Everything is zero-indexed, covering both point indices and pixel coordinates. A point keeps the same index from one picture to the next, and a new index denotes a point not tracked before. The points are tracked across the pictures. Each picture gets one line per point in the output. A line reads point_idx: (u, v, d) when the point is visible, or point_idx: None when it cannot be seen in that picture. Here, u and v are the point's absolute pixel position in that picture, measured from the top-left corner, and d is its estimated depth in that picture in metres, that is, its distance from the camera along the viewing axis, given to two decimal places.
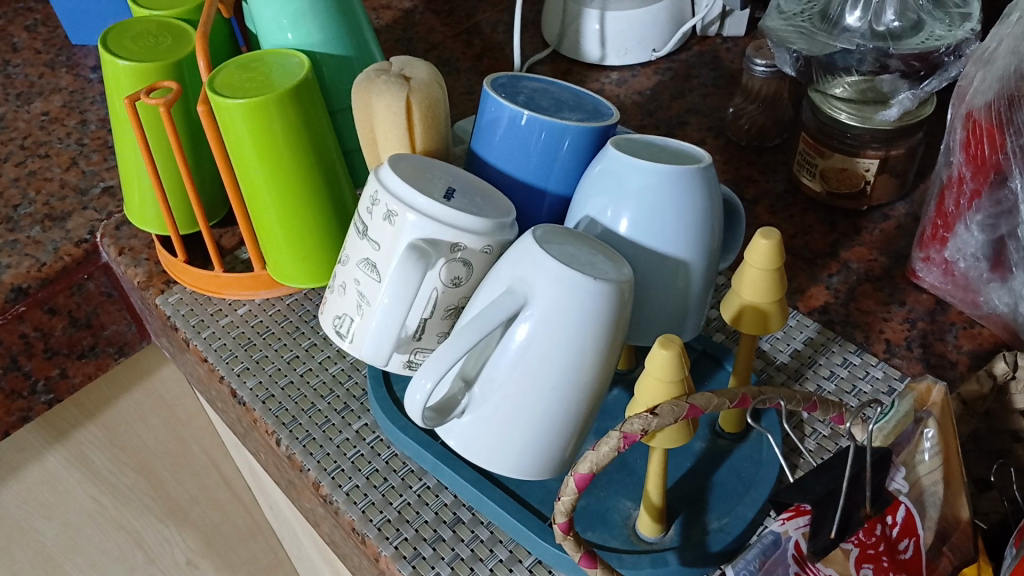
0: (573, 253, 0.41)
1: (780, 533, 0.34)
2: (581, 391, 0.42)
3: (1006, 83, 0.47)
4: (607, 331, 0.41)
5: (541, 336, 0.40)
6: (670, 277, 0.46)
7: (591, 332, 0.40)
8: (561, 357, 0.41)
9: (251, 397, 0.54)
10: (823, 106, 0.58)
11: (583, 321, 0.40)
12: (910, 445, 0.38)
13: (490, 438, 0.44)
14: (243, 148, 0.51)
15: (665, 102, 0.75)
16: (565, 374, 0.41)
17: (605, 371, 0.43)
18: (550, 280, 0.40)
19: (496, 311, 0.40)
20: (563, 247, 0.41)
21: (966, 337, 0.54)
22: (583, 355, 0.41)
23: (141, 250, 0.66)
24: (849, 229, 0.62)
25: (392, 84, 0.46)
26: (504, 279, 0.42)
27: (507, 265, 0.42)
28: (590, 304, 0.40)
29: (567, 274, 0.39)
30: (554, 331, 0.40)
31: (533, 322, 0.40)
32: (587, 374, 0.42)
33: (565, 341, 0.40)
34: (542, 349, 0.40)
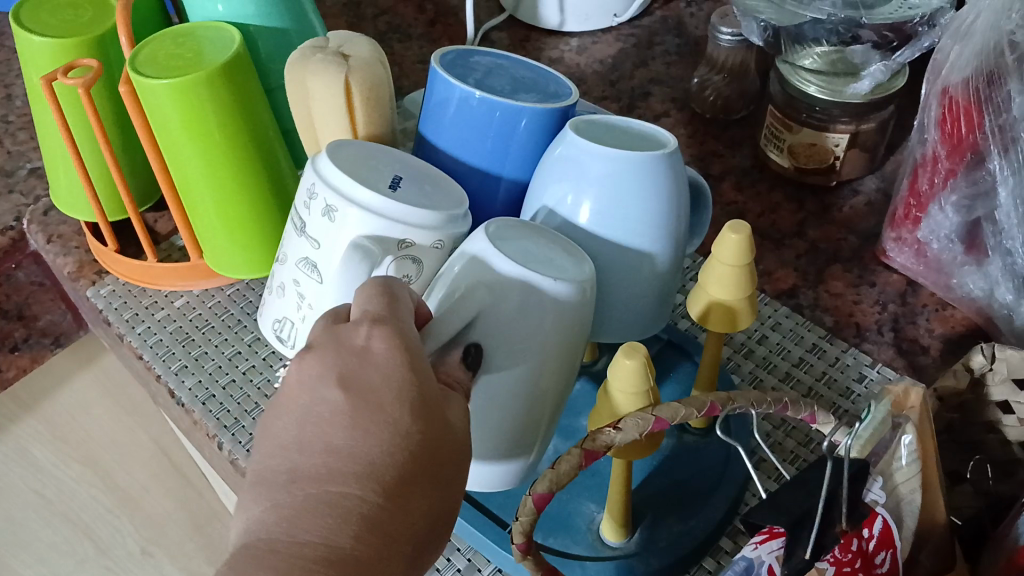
0: (527, 252, 0.39)
1: (753, 559, 0.32)
2: (540, 396, 0.40)
3: (984, 59, 0.45)
4: (569, 327, 0.39)
5: (497, 340, 0.37)
6: (633, 269, 0.43)
7: (549, 336, 0.38)
8: (520, 360, 0.38)
9: (190, 398, 0.51)
10: (792, 79, 0.55)
11: (543, 317, 0.38)
12: (888, 453, 0.35)
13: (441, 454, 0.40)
14: (171, 131, 0.47)
15: (627, 71, 0.72)
16: (527, 376, 0.39)
17: (564, 374, 0.40)
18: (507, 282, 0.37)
19: (449, 320, 0.36)
20: (519, 245, 0.39)
21: (938, 320, 0.52)
22: (542, 358, 0.39)
23: (71, 238, 0.61)
24: (817, 206, 0.60)
25: (329, 63, 0.42)
26: (450, 284, 0.38)
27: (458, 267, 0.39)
28: (549, 305, 0.38)
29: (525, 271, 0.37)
30: (510, 333, 0.37)
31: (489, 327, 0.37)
32: (545, 379, 0.39)
33: (523, 342, 0.38)
34: (497, 356, 0.38)
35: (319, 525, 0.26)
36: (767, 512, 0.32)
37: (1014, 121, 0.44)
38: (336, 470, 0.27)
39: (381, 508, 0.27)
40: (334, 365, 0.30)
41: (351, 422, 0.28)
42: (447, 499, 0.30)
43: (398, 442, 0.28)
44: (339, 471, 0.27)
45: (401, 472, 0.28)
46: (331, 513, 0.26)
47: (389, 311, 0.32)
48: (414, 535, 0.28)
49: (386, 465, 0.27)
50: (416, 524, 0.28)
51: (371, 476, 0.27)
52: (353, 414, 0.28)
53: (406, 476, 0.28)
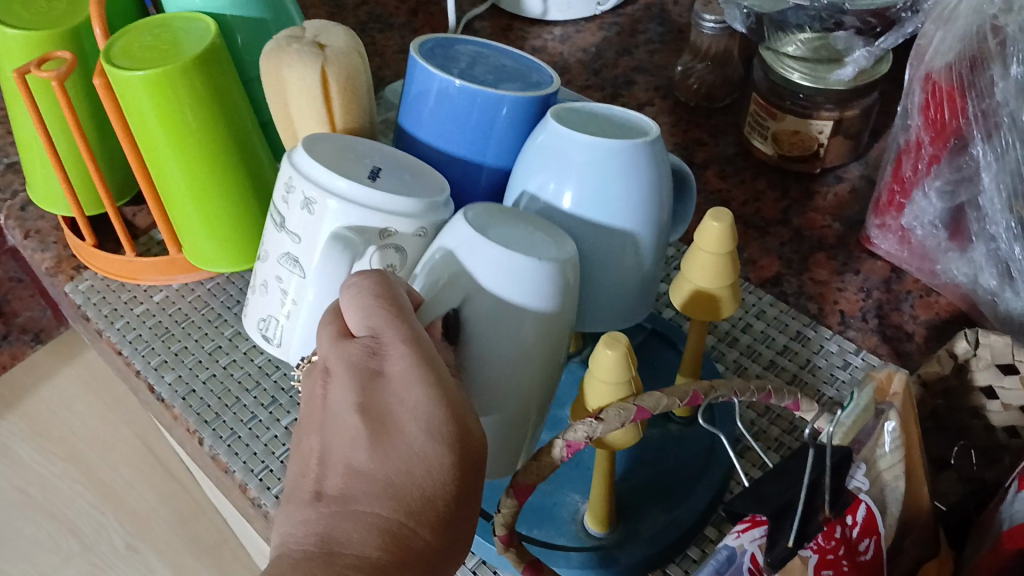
0: (510, 233, 0.38)
1: (735, 548, 0.31)
2: (529, 379, 0.39)
3: (966, 45, 0.44)
4: (556, 309, 0.38)
5: (481, 323, 0.37)
6: (618, 251, 0.43)
7: (535, 318, 0.38)
8: (507, 342, 0.38)
9: (170, 393, 0.50)
10: (775, 67, 0.55)
11: (527, 300, 0.37)
12: (872, 440, 0.35)
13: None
14: (146, 125, 0.46)
15: (611, 60, 0.72)
16: (516, 359, 0.38)
17: (552, 357, 0.40)
18: (490, 265, 0.37)
19: (433, 308, 0.37)
20: (501, 228, 0.38)
21: (923, 307, 0.52)
22: (529, 341, 0.38)
23: (49, 233, 0.61)
24: (801, 194, 0.60)
25: (305, 53, 0.41)
26: (431, 269, 0.38)
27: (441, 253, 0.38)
28: (533, 287, 0.37)
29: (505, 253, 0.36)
30: (495, 316, 0.37)
31: (473, 310, 0.37)
32: (533, 362, 0.39)
33: (509, 323, 0.37)
34: (483, 338, 0.37)
35: (347, 539, 0.28)
36: (749, 501, 0.32)
37: (996, 106, 0.44)
38: (362, 489, 0.30)
39: (403, 521, 0.29)
40: (352, 388, 0.32)
41: (370, 446, 0.30)
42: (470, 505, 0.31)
43: (417, 458, 0.30)
44: (365, 490, 0.30)
45: (424, 487, 0.30)
46: (360, 525, 0.29)
47: (398, 323, 0.33)
48: (439, 543, 0.29)
49: (408, 483, 0.30)
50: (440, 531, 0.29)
51: (390, 494, 0.29)
52: (371, 438, 0.31)
53: (426, 489, 0.30)
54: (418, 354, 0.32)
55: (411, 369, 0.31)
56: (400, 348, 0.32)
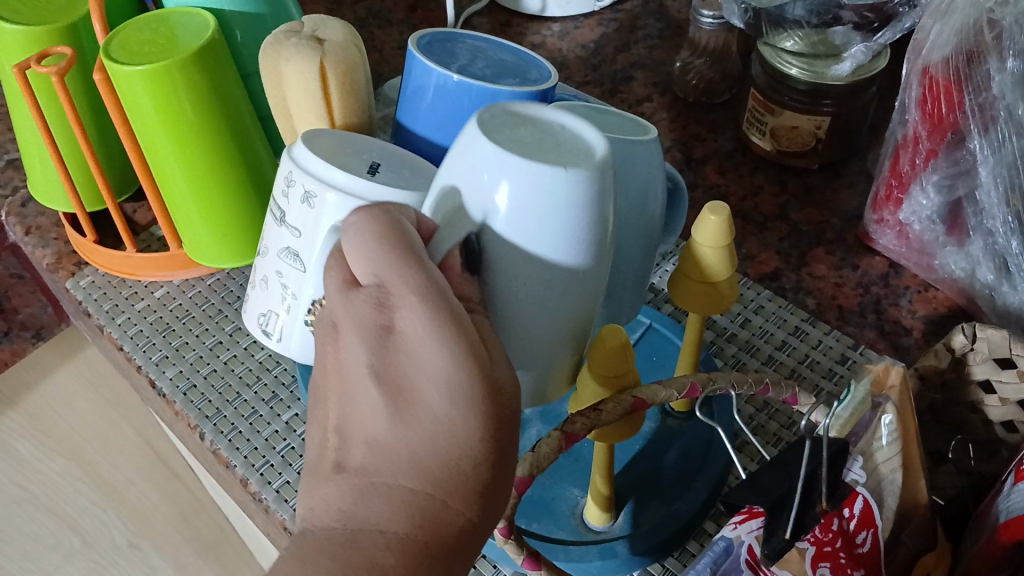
0: (537, 141, 0.32)
1: (733, 539, 0.31)
2: (577, 296, 0.34)
3: (963, 38, 0.44)
4: (596, 237, 0.33)
5: (506, 247, 0.32)
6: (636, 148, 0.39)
7: (574, 232, 0.32)
8: (534, 266, 0.33)
9: (171, 388, 0.50)
10: (774, 62, 0.55)
11: (554, 223, 0.32)
12: (868, 433, 0.35)
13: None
14: (145, 119, 0.46)
15: (609, 56, 0.72)
16: (546, 287, 0.33)
17: (600, 273, 0.35)
18: (511, 179, 0.31)
19: (448, 234, 0.32)
20: (517, 134, 0.32)
21: (920, 301, 0.52)
22: (571, 258, 0.33)
23: (49, 230, 0.61)
24: (799, 189, 0.60)
25: (303, 47, 0.41)
26: (448, 188, 0.33)
27: (455, 168, 0.33)
28: (567, 199, 0.31)
29: (526, 168, 0.31)
30: (522, 242, 0.32)
31: (496, 231, 0.32)
32: (581, 279, 0.34)
33: (536, 247, 0.32)
34: (516, 259, 0.32)
35: (373, 516, 0.26)
36: (746, 492, 0.32)
37: (993, 100, 0.44)
38: (385, 463, 0.27)
39: (431, 500, 0.26)
40: (365, 349, 0.29)
41: (389, 413, 0.28)
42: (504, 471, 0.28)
43: (440, 425, 0.27)
44: (389, 463, 0.27)
45: (451, 454, 0.27)
46: (387, 502, 0.26)
47: (405, 271, 0.29)
48: (469, 517, 0.27)
49: (433, 453, 0.27)
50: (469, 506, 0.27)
51: (414, 465, 0.27)
52: (390, 404, 0.28)
53: (452, 461, 0.27)
54: (431, 299, 0.29)
55: (425, 321, 0.28)
56: (412, 296, 0.29)
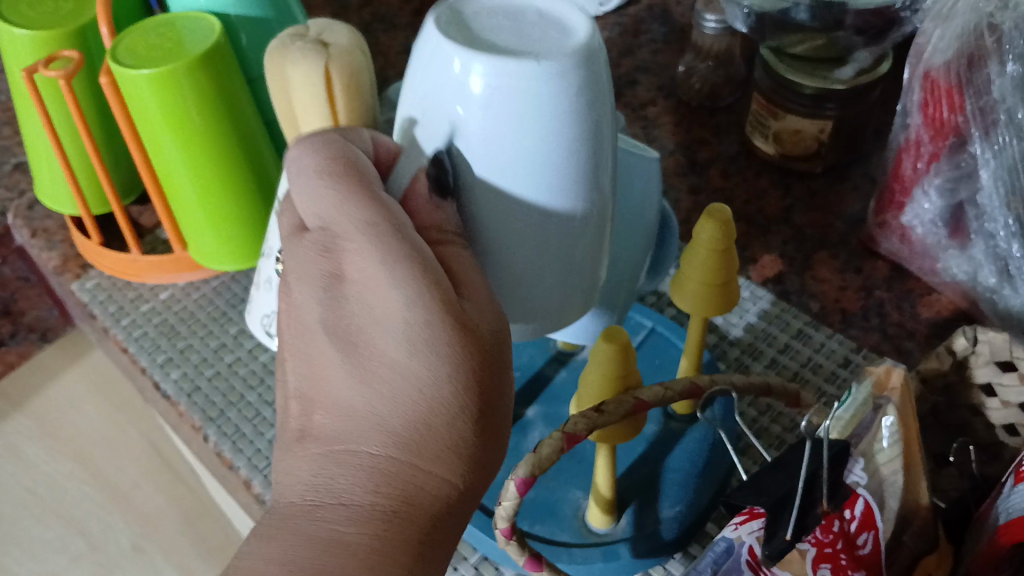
0: (498, 34, 0.30)
1: (734, 539, 0.32)
2: (581, 203, 0.32)
3: (965, 42, 0.45)
4: (586, 136, 0.30)
5: (480, 162, 0.30)
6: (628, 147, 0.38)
7: (560, 132, 0.30)
8: (517, 181, 0.30)
9: (175, 390, 0.51)
10: (779, 68, 0.55)
11: (525, 127, 0.29)
12: (869, 435, 0.35)
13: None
14: (151, 122, 0.47)
15: (614, 60, 0.72)
16: (538, 202, 0.31)
17: (600, 177, 0.32)
18: (478, 78, 0.28)
19: (407, 163, 0.32)
20: (484, 29, 0.30)
21: (924, 305, 0.52)
22: (566, 159, 0.30)
23: (56, 232, 0.61)
24: (803, 192, 0.60)
25: (309, 51, 0.40)
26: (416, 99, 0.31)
27: (422, 79, 0.30)
28: (543, 94, 0.29)
29: (480, 65, 0.28)
30: (500, 147, 0.30)
31: (465, 146, 0.30)
32: (580, 184, 0.31)
33: (512, 157, 0.30)
34: (502, 169, 0.30)
35: (339, 487, 0.28)
36: (749, 493, 0.32)
37: (994, 103, 0.44)
38: (353, 428, 0.28)
39: (402, 464, 0.27)
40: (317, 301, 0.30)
41: (350, 370, 0.29)
42: (489, 411, 0.29)
43: (402, 377, 0.28)
44: (357, 428, 0.28)
45: (422, 416, 0.28)
46: (355, 470, 0.28)
47: (349, 209, 0.29)
48: (448, 472, 0.28)
49: (398, 419, 0.28)
50: (447, 459, 0.28)
51: (379, 430, 0.28)
52: (354, 361, 0.29)
53: (419, 415, 0.28)
54: (387, 243, 0.29)
55: (379, 268, 0.28)
56: (362, 240, 0.29)
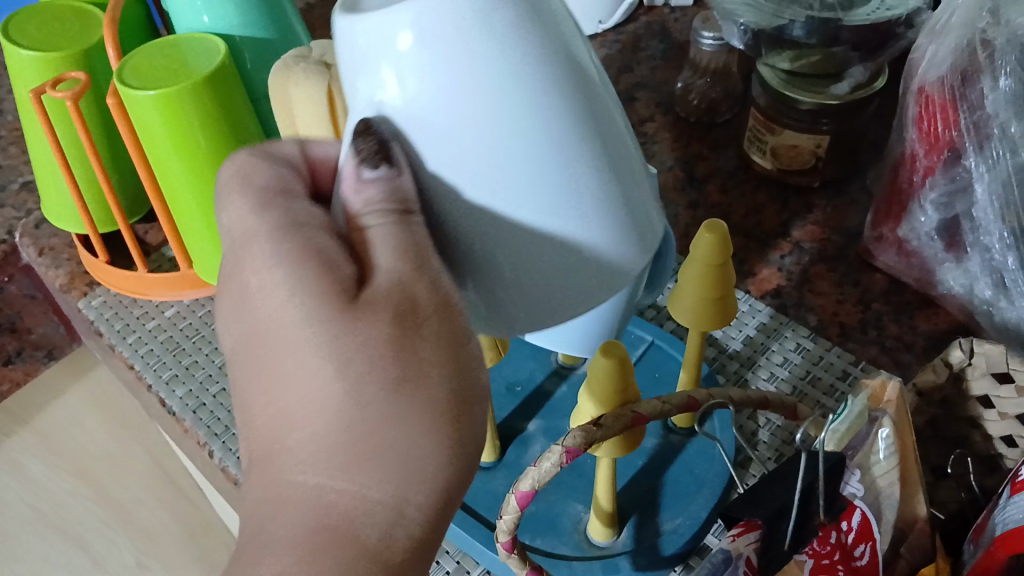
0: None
1: (731, 551, 0.31)
2: (582, 130, 0.25)
3: (958, 60, 0.46)
4: (543, 41, 0.24)
5: (437, 121, 0.24)
6: None
7: (513, 49, 0.24)
8: (496, 124, 0.24)
9: (181, 406, 0.51)
10: (774, 83, 0.56)
11: (474, 56, 0.23)
12: (865, 446, 0.36)
13: (495, 318, 0.29)
14: (157, 141, 0.48)
15: (613, 76, 0.73)
16: (528, 142, 0.24)
17: (582, 87, 0.25)
18: (391, 29, 0.23)
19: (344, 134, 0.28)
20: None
21: (922, 318, 0.53)
22: (536, 75, 0.24)
23: (62, 250, 0.62)
24: (801, 206, 0.60)
25: (310, 70, 0.40)
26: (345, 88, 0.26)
27: (341, 64, 0.25)
28: (467, 12, 0.23)
29: (381, 19, 0.23)
30: (452, 90, 0.24)
31: (413, 107, 0.24)
32: (570, 100, 0.25)
33: (473, 100, 0.24)
34: (468, 114, 0.24)
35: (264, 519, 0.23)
36: (745, 506, 0.32)
37: (987, 118, 0.45)
38: (272, 451, 0.24)
39: (346, 491, 0.23)
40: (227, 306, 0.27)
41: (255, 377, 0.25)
42: (416, 395, 0.24)
43: (303, 382, 0.24)
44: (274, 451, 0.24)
45: (312, 428, 0.23)
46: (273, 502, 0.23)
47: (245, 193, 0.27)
48: (369, 482, 0.23)
49: (298, 433, 0.24)
50: (400, 479, 0.23)
51: (287, 451, 0.24)
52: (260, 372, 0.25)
53: (340, 441, 0.23)
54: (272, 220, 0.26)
55: (262, 249, 0.25)
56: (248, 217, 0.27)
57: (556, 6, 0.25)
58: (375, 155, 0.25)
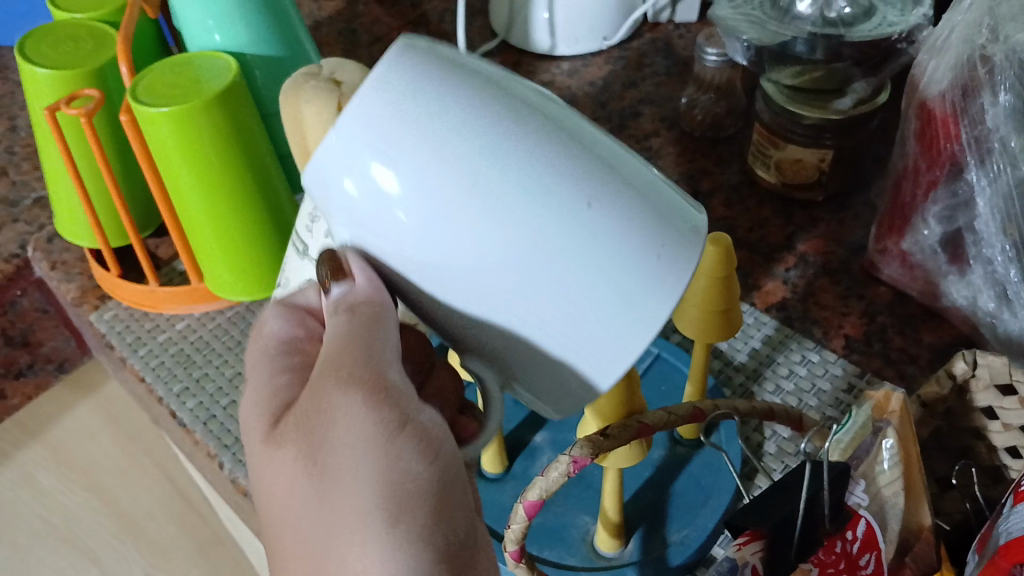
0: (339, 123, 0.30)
1: (736, 560, 0.32)
2: (548, 171, 0.27)
3: (958, 74, 0.46)
4: (475, 106, 0.27)
5: (431, 216, 0.28)
6: None
7: (446, 120, 0.27)
8: (478, 193, 0.27)
9: (191, 419, 0.52)
10: (778, 98, 0.56)
11: (416, 138, 0.27)
12: (869, 457, 0.37)
13: (559, 384, 0.31)
14: (169, 157, 0.48)
15: (618, 92, 0.73)
16: (510, 195, 0.27)
17: (534, 133, 0.27)
18: (341, 152, 0.28)
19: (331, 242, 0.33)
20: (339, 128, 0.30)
21: (927, 330, 0.53)
22: (479, 135, 0.27)
23: (74, 265, 0.63)
24: (805, 220, 0.61)
25: (321, 89, 0.40)
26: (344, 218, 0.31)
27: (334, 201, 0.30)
28: (388, 112, 0.27)
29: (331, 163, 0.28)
30: (408, 176, 0.27)
31: (409, 216, 0.28)
32: (524, 148, 0.27)
33: (447, 181, 0.27)
34: (436, 188, 0.27)
35: None
36: (751, 515, 0.32)
37: (988, 132, 0.45)
38: None
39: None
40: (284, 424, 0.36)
41: None
42: (345, 510, 0.29)
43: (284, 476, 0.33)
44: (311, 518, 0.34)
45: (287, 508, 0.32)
46: None
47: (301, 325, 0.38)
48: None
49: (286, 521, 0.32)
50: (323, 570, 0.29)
51: None
52: None
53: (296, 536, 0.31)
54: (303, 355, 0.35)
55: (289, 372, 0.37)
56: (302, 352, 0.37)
57: (501, 77, 0.29)
58: (330, 272, 0.31)
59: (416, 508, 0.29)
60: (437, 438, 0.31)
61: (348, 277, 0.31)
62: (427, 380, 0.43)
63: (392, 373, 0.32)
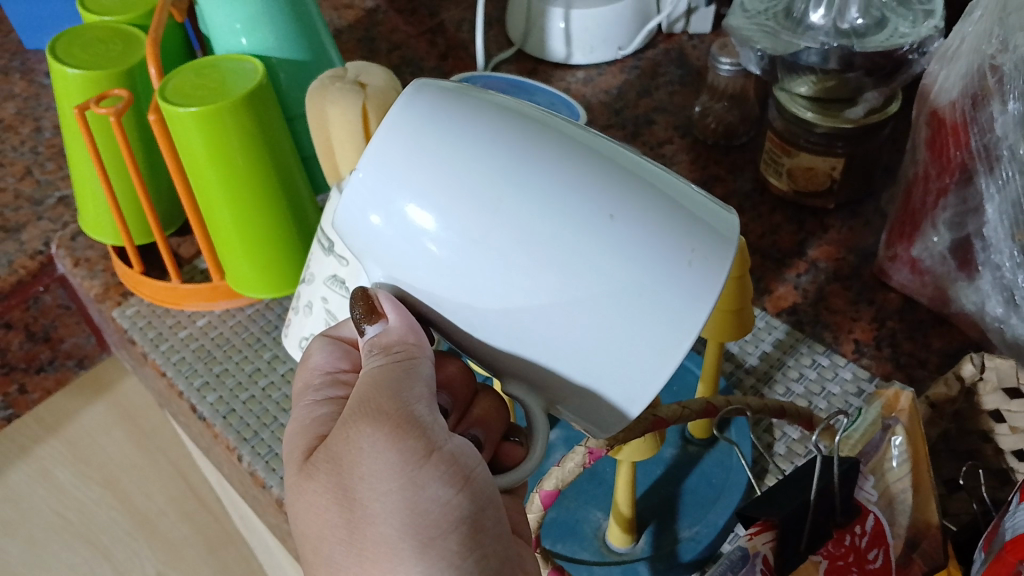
0: None
1: (748, 549, 0.32)
2: (564, 191, 0.28)
3: (969, 83, 0.47)
4: (491, 134, 0.29)
5: (461, 243, 0.29)
6: None
7: (465, 150, 0.29)
8: (504, 213, 0.28)
9: (211, 412, 0.53)
10: (790, 106, 0.57)
11: (434, 170, 0.29)
12: (879, 454, 0.38)
13: (593, 406, 0.31)
14: (196, 158, 0.50)
15: (632, 101, 0.75)
16: (536, 211, 0.28)
17: (549, 156, 0.29)
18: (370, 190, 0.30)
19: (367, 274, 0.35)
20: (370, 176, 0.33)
21: (936, 335, 0.54)
22: (495, 161, 0.29)
23: (97, 262, 0.64)
24: (816, 227, 0.62)
25: (347, 91, 0.42)
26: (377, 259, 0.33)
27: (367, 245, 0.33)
28: (406, 150, 0.30)
29: (357, 204, 0.31)
30: (430, 206, 0.29)
31: (440, 246, 0.30)
32: (539, 171, 0.28)
33: (473, 206, 0.29)
34: (460, 213, 0.29)
35: None
36: (761, 506, 0.34)
37: (997, 140, 0.46)
38: None
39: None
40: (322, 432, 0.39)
41: None
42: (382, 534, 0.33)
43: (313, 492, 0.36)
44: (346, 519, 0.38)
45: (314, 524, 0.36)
46: None
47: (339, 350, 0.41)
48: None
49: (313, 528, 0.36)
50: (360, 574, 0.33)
51: None
52: None
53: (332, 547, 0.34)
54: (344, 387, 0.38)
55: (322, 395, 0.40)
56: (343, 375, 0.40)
57: (522, 109, 0.31)
58: (365, 309, 0.34)
59: (447, 533, 0.33)
60: (462, 464, 0.34)
61: (381, 317, 0.34)
62: (467, 410, 0.43)
63: (420, 407, 0.35)
